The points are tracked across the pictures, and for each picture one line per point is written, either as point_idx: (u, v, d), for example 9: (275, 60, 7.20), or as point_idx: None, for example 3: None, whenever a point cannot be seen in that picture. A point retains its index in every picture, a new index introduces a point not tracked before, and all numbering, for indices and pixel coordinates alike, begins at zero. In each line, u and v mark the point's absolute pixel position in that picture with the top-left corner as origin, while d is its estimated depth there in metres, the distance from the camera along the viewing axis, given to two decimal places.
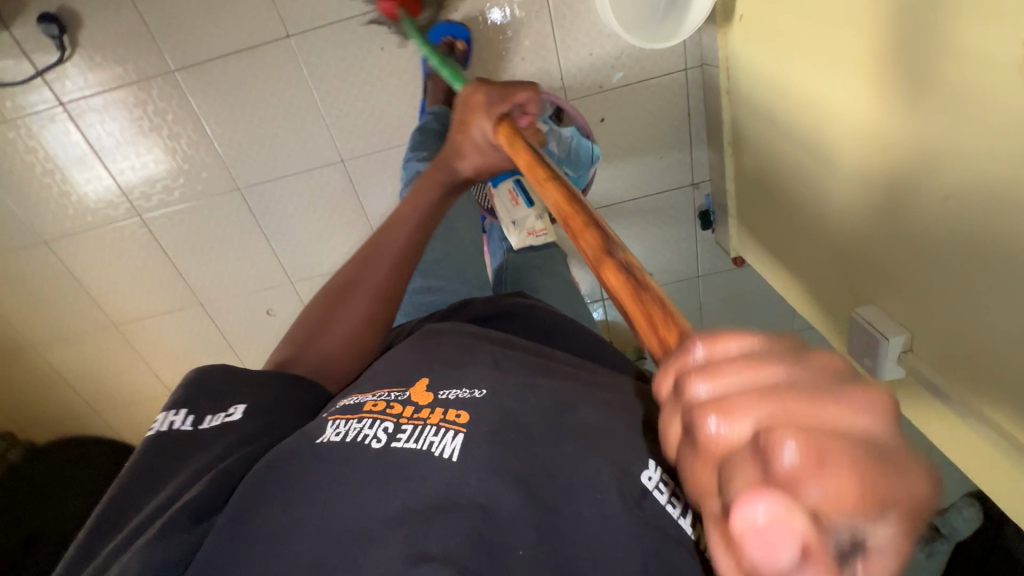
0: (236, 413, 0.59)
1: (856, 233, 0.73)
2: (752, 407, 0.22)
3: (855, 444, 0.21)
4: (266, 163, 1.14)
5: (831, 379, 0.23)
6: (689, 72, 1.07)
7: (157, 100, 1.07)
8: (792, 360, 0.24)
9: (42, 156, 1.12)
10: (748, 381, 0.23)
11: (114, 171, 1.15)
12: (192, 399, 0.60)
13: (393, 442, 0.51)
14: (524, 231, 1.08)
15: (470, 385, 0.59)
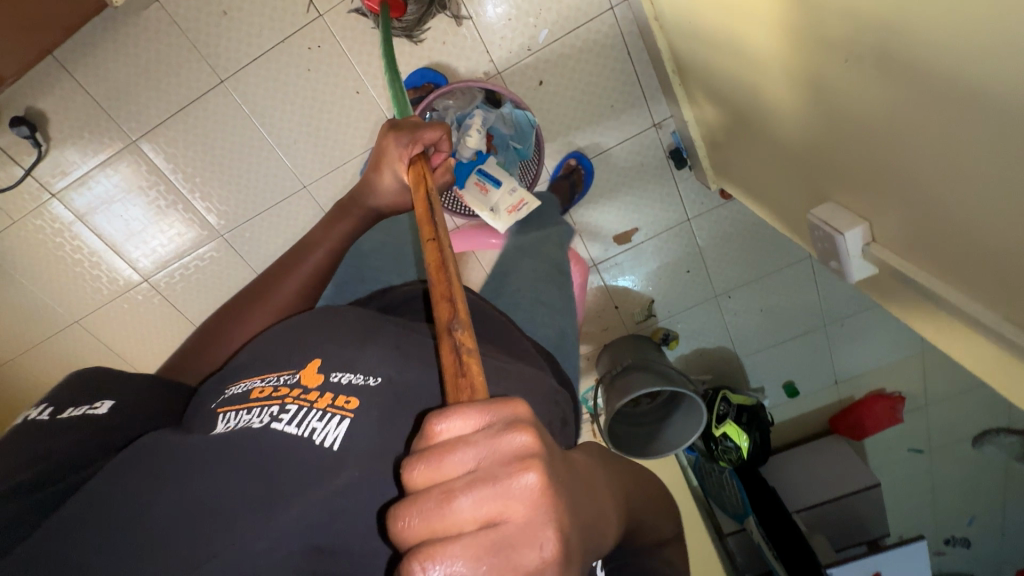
0: (102, 408, 0.53)
1: (787, 137, 0.68)
2: (438, 515, 0.29)
3: (505, 512, 0.29)
4: (239, 205, 1.20)
5: (499, 466, 0.30)
6: (615, 13, 1.02)
7: (129, 170, 1.15)
8: (479, 455, 0.30)
9: (52, 247, 1.23)
10: (456, 457, 0.30)
11: (114, 245, 1.24)
12: (63, 392, 0.54)
13: (273, 426, 0.46)
14: (505, 212, 1.01)
15: (367, 368, 0.52)
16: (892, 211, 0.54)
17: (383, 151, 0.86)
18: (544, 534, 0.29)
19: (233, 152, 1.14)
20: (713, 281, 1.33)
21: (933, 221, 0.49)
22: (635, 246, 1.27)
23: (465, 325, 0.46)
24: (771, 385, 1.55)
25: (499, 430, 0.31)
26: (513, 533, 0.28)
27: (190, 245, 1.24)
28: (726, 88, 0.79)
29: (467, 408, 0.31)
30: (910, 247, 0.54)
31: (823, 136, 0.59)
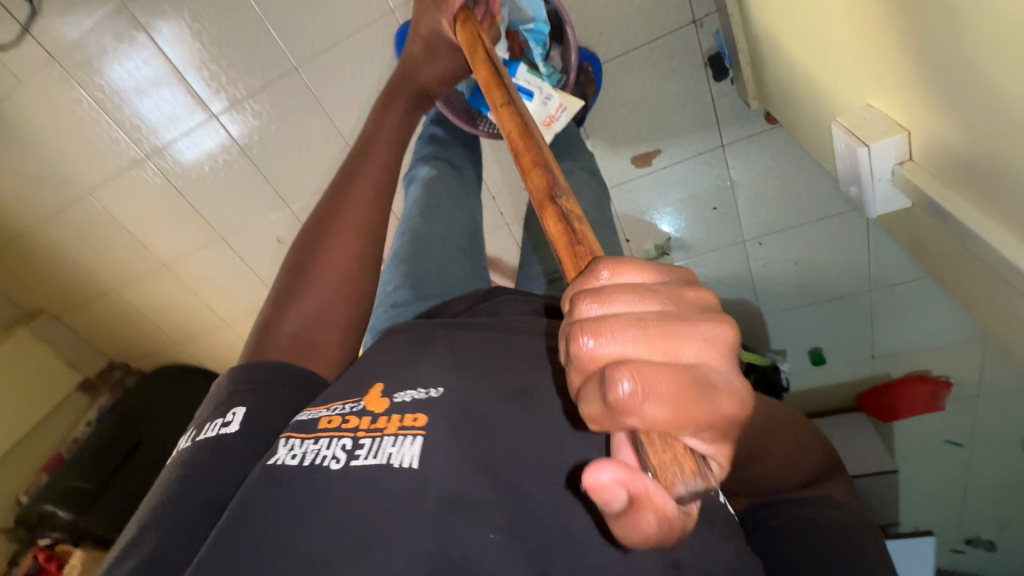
0: (233, 422, 0.48)
1: (814, 24, 0.54)
2: (624, 334, 0.25)
3: (688, 350, 0.25)
4: (231, 81, 1.13)
5: (689, 313, 0.27)
6: None
7: (120, 36, 1.10)
8: (668, 300, 0.27)
9: (54, 113, 1.23)
10: (630, 294, 0.27)
11: (114, 116, 1.22)
12: (205, 416, 0.51)
13: (353, 462, 0.41)
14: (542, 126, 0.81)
15: (426, 384, 0.50)
16: (938, 94, 0.41)
17: (422, 10, 0.76)
18: (732, 383, 0.26)
19: (222, 30, 1.07)
20: (741, 222, 1.16)
21: (984, 103, 0.36)
22: (656, 172, 1.11)
23: (566, 189, 0.40)
24: (795, 350, 1.40)
25: (671, 286, 0.28)
26: (703, 371, 0.25)
27: (187, 124, 1.21)
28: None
29: (638, 263, 0.29)
30: (949, 158, 0.44)
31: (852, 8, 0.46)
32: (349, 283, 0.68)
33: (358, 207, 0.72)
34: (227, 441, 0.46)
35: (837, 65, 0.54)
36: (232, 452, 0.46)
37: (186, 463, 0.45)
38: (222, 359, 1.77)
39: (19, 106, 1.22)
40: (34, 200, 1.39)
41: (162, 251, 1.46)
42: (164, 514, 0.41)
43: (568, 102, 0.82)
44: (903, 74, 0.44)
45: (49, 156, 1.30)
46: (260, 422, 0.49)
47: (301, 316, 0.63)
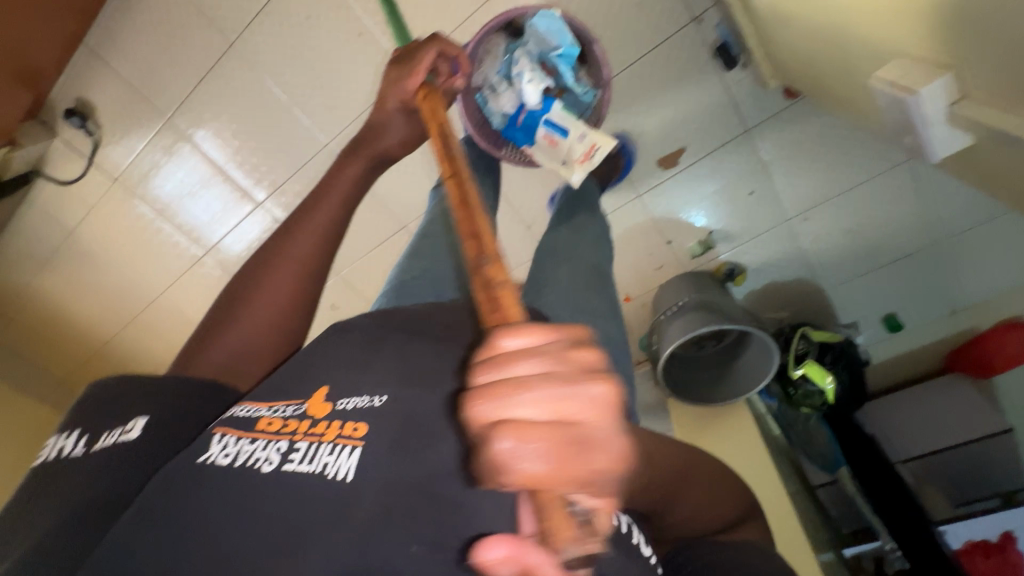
0: (134, 429, 0.50)
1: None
2: (511, 404, 0.26)
3: (572, 410, 0.27)
4: (270, 167, 1.21)
5: (577, 369, 0.28)
6: None
7: (167, 150, 1.20)
8: (558, 361, 0.28)
9: (118, 230, 1.34)
10: (523, 359, 0.28)
11: (171, 222, 1.32)
12: (93, 418, 0.53)
13: (285, 466, 0.42)
14: (577, 163, 0.88)
15: (372, 390, 0.48)
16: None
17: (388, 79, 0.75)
18: (614, 436, 0.27)
19: (258, 125, 1.15)
20: (781, 203, 1.15)
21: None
22: (686, 170, 1.11)
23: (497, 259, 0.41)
24: (866, 320, 1.34)
25: (566, 344, 0.29)
26: (592, 440, 0.26)
27: (237, 215, 1.30)
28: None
29: (539, 325, 0.30)
30: (999, 88, 0.50)
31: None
32: (293, 295, 0.65)
33: (320, 215, 0.69)
34: (121, 453, 0.48)
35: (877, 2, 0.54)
36: (128, 459, 0.48)
37: (87, 469, 0.47)
38: None
39: (91, 228, 1.33)
40: (113, 310, 1.50)
41: None
42: (64, 510, 0.45)
43: (600, 143, 0.86)
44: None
45: (120, 269, 1.41)
46: (163, 432, 0.51)
47: (246, 315, 0.63)
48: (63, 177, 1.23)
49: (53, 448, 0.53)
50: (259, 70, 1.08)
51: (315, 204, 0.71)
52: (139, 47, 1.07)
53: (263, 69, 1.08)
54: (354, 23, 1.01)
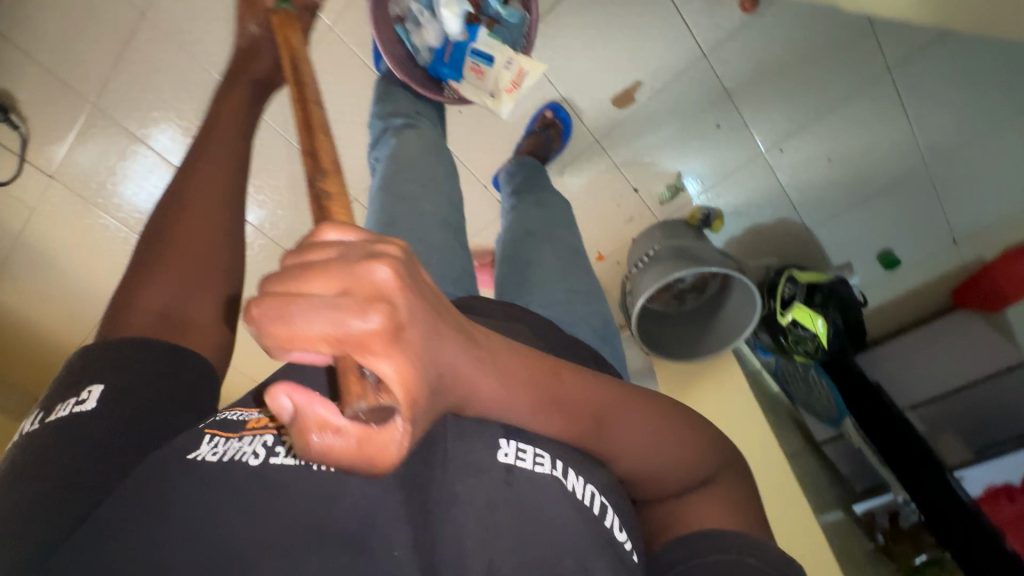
0: (89, 400, 0.39)
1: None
2: (288, 273, 0.26)
3: (341, 279, 0.25)
4: None
5: (368, 253, 0.27)
6: None
7: (97, 135, 1.13)
8: (349, 248, 0.27)
9: (61, 228, 1.28)
10: (320, 246, 0.27)
11: (114, 214, 1.26)
12: (52, 394, 0.41)
13: (273, 459, 0.35)
14: (505, 93, 0.88)
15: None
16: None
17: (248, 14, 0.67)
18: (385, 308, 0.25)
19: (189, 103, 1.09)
20: (753, 135, 1.05)
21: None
22: (644, 105, 1.02)
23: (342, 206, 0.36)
24: (861, 259, 1.25)
25: (369, 240, 0.28)
26: (363, 341, 0.23)
27: None
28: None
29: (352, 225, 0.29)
30: None
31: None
32: (225, 233, 0.54)
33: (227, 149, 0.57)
34: (83, 435, 0.37)
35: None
36: (82, 434, 0.38)
37: (32, 452, 0.37)
38: None
39: (35, 230, 1.28)
40: (73, 316, 1.45)
41: None
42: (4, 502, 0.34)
43: (529, 68, 0.84)
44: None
45: (70, 269, 1.35)
46: (129, 403, 0.40)
47: (172, 264, 0.50)
48: None
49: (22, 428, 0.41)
50: (182, 42, 1.02)
51: (211, 140, 0.58)
52: (51, 27, 1.01)
53: (186, 40, 1.02)
54: None
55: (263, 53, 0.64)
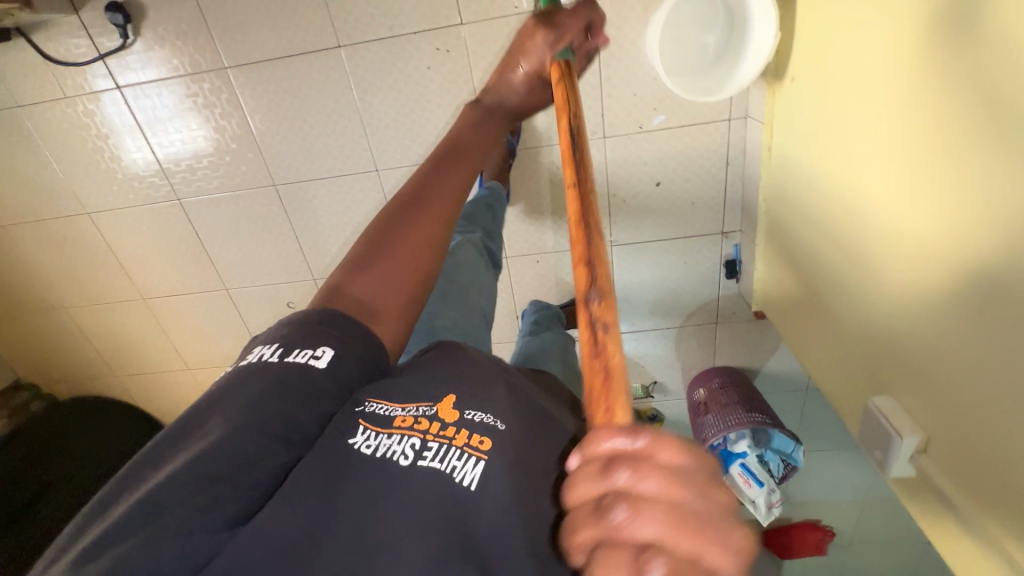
0: (322, 358, 0.56)
1: (897, 202, 0.65)
2: (658, 519, 0.27)
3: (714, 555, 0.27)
4: (304, 164, 1.14)
5: (704, 484, 0.29)
6: (732, 122, 1.04)
7: (208, 96, 1.10)
8: (682, 465, 0.29)
9: (90, 134, 1.16)
10: (664, 483, 0.28)
11: (163, 158, 1.18)
12: (290, 334, 0.57)
13: (420, 460, 0.53)
14: (763, 507, 1.21)
15: (493, 413, 0.60)
16: (1003, 262, 0.51)
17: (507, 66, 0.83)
18: (728, 531, 0.28)
19: (315, 123, 1.10)
20: None
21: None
22: (662, 328, 1.33)
23: (604, 293, 0.43)
24: None
25: (700, 477, 0.29)
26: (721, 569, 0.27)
27: (241, 182, 1.20)
28: (838, 159, 0.76)
29: (672, 437, 0.29)
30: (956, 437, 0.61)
31: (961, 140, 0.54)
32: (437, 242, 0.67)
33: (453, 170, 0.73)
34: (311, 378, 0.55)
35: (882, 214, 0.68)
36: (310, 390, 0.54)
37: (278, 378, 0.53)
38: (161, 403, 1.60)
39: (54, 112, 1.13)
40: (17, 199, 1.25)
41: (147, 285, 1.37)
42: (257, 412, 0.51)
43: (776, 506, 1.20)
44: (975, 212, 0.54)
45: (62, 169, 1.20)
46: (346, 366, 0.57)
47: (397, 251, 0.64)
48: (56, 54, 1.06)
49: (253, 355, 0.57)
50: (347, 79, 1.05)
51: (440, 165, 0.73)
52: None
53: (352, 79, 1.05)
54: (465, 93, 1.05)
55: (509, 93, 0.84)
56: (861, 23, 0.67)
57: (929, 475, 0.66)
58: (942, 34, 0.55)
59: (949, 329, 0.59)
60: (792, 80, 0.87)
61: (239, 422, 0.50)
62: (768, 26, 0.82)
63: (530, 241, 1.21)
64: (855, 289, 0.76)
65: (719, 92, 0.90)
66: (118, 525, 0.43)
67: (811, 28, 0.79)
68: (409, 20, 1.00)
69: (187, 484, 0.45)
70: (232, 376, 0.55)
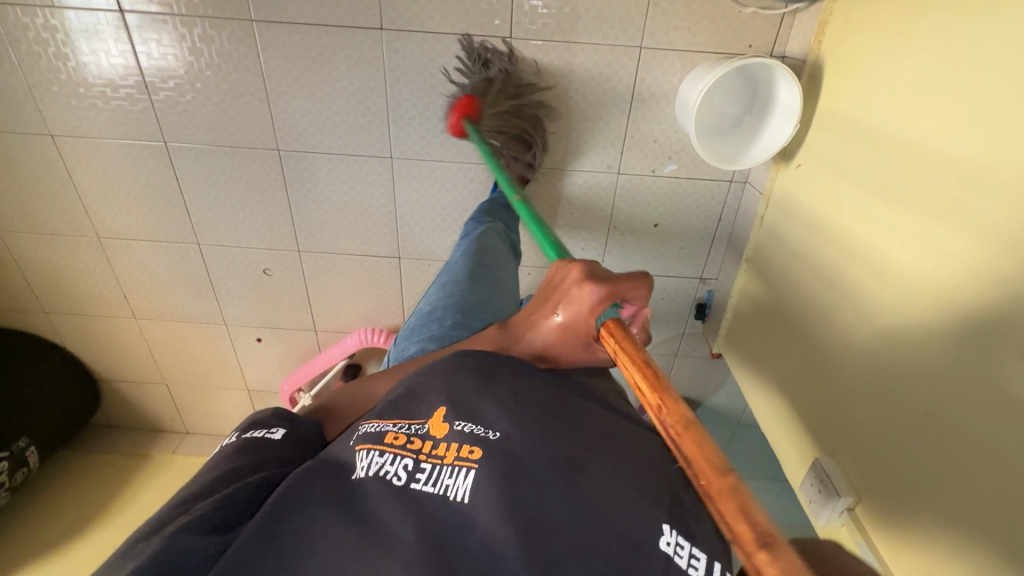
0: (277, 433, 0.60)
1: (897, 246, 0.73)
2: None
3: None
4: (316, 135, 1.12)
5: None
6: (732, 184, 1.14)
7: (225, 44, 1.03)
8: None
9: (75, 51, 1.05)
10: None
11: (155, 96, 1.09)
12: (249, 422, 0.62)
13: (413, 484, 0.50)
14: None
15: (486, 419, 0.54)
16: (1000, 303, 0.58)
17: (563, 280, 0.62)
18: None
19: (336, 98, 1.08)
20: None
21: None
22: None
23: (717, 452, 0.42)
24: None
25: None
26: None
27: (238, 137, 1.13)
28: (840, 211, 0.85)
29: None
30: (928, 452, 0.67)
31: (966, 191, 0.63)
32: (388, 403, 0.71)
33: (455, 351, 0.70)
34: (268, 447, 0.58)
35: (884, 263, 0.75)
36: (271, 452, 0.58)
37: (233, 449, 0.57)
38: (92, 347, 1.48)
39: (33, 18, 1.01)
40: None
41: (104, 224, 1.26)
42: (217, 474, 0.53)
43: None
44: (982, 262, 0.60)
45: (30, 81, 1.08)
46: (300, 438, 0.62)
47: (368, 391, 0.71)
48: None
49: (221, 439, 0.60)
50: (380, 62, 1.03)
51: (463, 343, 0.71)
52: None
53: (385, 63, 1.03)
54: None
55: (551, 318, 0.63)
56: (873, 138, 0.79)
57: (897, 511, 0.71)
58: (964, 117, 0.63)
59: (936, 357, 0.66)
60: (797, 167, 0.98)
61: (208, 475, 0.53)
62: (788, 112, 0.92)
63: (526, 253, 1.25)
64: (839, 324, 0.84)
65: (734, 159, 0.99)
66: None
67: (827, 127, 0.90)
68: (457, 20, 0.99)
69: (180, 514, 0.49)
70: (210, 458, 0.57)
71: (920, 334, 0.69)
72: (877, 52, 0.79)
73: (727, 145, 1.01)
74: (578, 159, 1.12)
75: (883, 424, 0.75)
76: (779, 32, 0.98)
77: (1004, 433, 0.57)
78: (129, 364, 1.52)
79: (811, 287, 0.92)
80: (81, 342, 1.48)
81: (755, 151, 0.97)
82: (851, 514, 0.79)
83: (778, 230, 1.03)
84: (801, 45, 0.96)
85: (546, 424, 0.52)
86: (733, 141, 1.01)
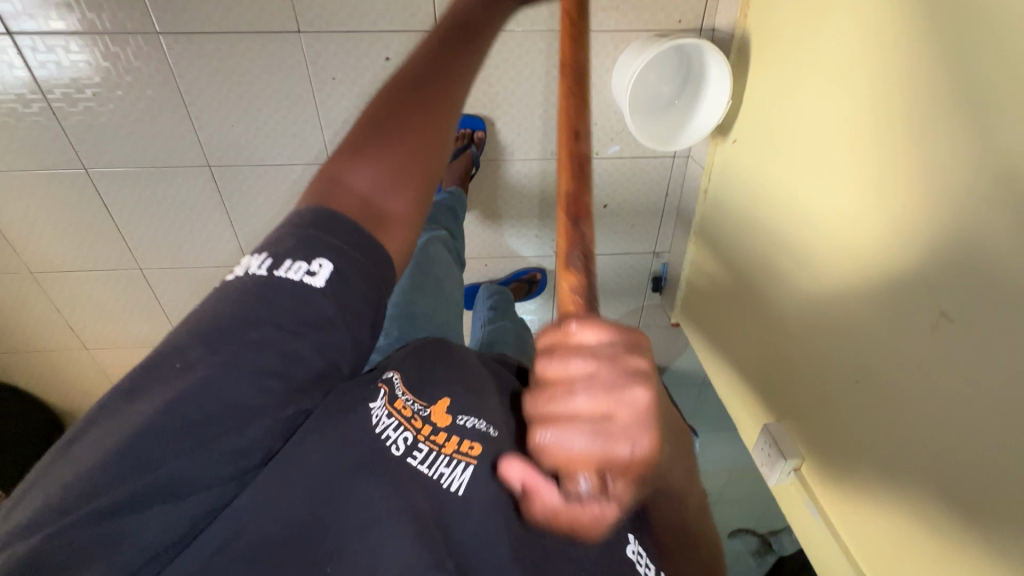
0: (318, 272, 0.51)
1: (824, 227, 0.76)
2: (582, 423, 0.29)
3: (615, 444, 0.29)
4: (248, 147, 1.07)
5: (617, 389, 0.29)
6: (676, 159, 1.15)
7: (133, 60, 0.96)
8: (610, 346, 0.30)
9: None
10: (589, 406, 0.29)
11: (65, 120, 1.02)
12: (282, 245, 0.52)
13: (410, 459, 0.52)
14: None
15: (488, 418, 0.57)
16: (912, 290, 0.63)
17: None
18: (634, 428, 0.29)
19: (262, 107, 1.03)
20: None
21: (967, 315, 0.57)
22: None
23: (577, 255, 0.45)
24: None
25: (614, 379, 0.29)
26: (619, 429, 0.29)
27: (164, 156, 1.08)
28: (773, 191, 0.88)
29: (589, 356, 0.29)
30: (897, 403, 0.66)
31: (918, 125, 0.60)
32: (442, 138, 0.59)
33: (444, 66, 0.61)
34: (310, 295, 0.51)
35: (840, 215, 0.73)
36: (304, 309, 0.51)
37: (264, 317, 0.50)
38: (44, 382, 1.44)
39: None
40: None
41: (35, 258, 1.20)
42: (234, 367, 0.48)
43: None
44: (943, 210, 0.58)
45: None
46: (346, 278, 0.52)
47: (378, 145, 0.56)
48: None
49: (246, 265, 0.53)
50: (303, 67, 0.99)
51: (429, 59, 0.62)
52: None
53: (309, 66, 0.99)
54: None
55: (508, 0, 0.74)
56: (804, 110, 0.79)
57: (861, 472, 0.73)
58: (886, 103, 0.64)
59: (903, 301, 0.64)
60: (734, 141, 0.99)
61: (224, 365, 0.48)
62: (720, 88, 0.92)
63: (480, 245, 1.24)
64: (794, 282, 0.84)
65: (673, 138, 0.99)
66: (104, 463, 0.44)
67: (758, 103, 0.91)
68: (378, 16, 0.95)
69: (171, 437, 0.46)
70: (239, 289, 0.51)
71: (881, 280, 0.67)
72: (798, 28, 0.80)
73: (665, 123, 1.01)
74: (520, 147, 1.11)
75: (818, 390, 0.81)
76: (707, 5, 0.97)
77: (941, 402, 0.61)
78: (87, 394, 1.48)
79: (766, 246, 0.91)
80: (31, 379, 1.43)
81: (692, 127, 0.98)
82: (798, 473, 0.86)
83: (725, 199, 1.04)
84: (728, 18, 0.96)
85: (525, 440, 0.58)
86: (670, 118, 1.01)
